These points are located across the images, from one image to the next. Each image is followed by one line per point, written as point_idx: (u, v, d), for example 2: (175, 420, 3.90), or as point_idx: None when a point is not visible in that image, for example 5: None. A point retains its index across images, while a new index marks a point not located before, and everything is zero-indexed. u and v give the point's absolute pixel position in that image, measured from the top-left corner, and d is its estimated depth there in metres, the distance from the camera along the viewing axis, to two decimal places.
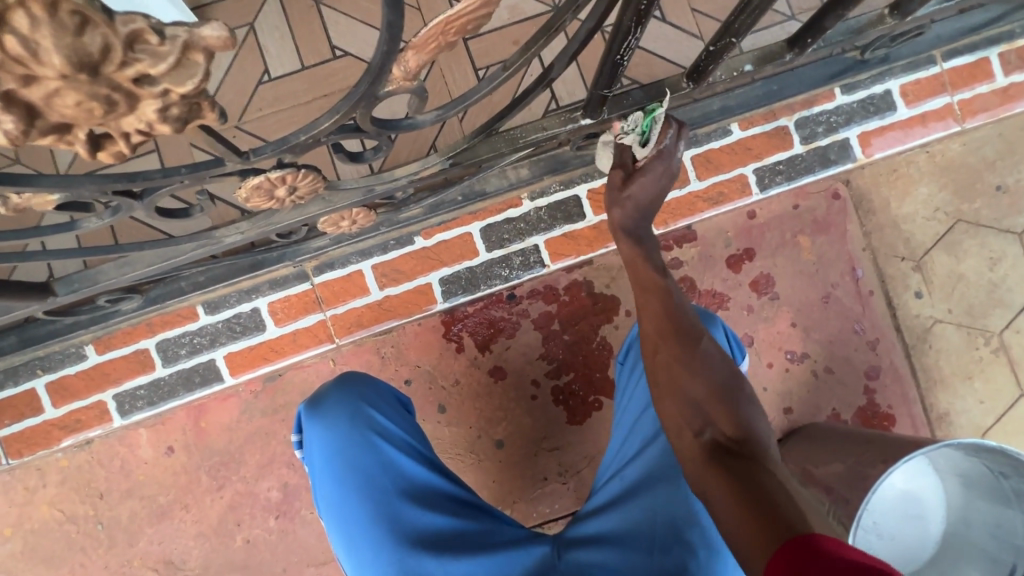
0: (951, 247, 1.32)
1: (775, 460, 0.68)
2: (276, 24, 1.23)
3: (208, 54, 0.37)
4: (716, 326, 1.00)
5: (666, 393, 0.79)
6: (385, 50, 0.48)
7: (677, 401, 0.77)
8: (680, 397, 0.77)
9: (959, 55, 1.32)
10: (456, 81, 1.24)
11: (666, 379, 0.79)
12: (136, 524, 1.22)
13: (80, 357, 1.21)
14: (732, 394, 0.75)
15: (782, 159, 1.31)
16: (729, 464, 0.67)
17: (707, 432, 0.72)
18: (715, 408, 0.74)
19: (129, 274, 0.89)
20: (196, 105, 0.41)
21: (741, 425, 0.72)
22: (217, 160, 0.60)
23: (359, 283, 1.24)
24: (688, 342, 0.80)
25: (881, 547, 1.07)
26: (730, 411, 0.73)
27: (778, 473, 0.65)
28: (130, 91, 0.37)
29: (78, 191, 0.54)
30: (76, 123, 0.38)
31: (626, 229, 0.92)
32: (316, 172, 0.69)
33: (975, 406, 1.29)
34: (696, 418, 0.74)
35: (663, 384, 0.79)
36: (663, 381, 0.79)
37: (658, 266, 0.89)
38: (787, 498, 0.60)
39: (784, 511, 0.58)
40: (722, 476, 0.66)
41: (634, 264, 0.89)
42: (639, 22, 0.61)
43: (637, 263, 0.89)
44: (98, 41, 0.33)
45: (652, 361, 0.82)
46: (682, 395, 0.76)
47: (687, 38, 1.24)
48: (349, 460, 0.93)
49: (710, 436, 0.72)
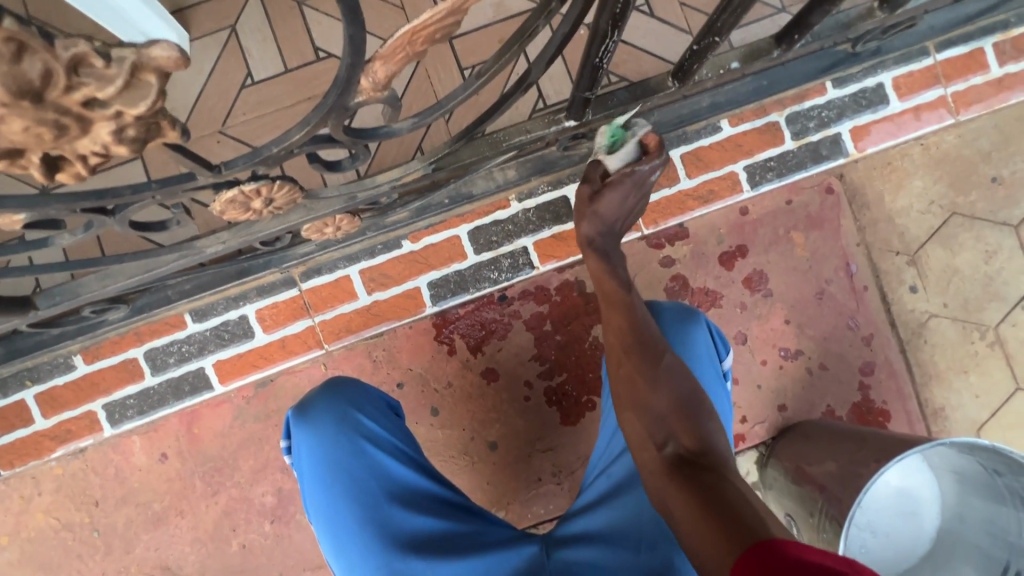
0: (946, 240, 1.30)
1: (733, 470, 0.70)
2: (258, 27, 1.21)
3: (160, 74, 0.36)
4: (699, 322, 0.99)
5: (629, 406, 0.80)
6: (349, 62, 0.47)
7: (640, 415, 0.78)
8: (643, 410, 0.78)
9: (953, 46, 1.30)
10: (441, 81, 1.22)
11: (629, 394, 0.81)
12: (132, 530, 1.22)
13: (69, 367, 1.21)
14: (694, 408, 0.77)
15: (774, 156, 1.29)
16: (692, 474, 0.69)
17: (669, 445, 0.74)
18: (677, 421, 0.76)
19: (111, 286, 0.88)
20: (154, 124, 0.40)
21: (701, 437, 0.74)
22: (189, 174, 0.59)
23: (347, 288, 1.23)
24: (652, 358, 0.82)
25: (874, 544, 1.07)
26: (691, 424, 0.75)
27: (738, 482, 0.67)
28: (80, 115, 0.36)
29: (47, 211, 0.53)
30: (27, 148, 0.37)
31: (593, 242, 0.97)
32: (292, 183, 0.68)
33: (971, 400, 1.28)
34: (658, 432, 0.76)
35: (626, 398, 0.81)
36: (627, 395, 0.81)
37: (625, 287, 0.92)
38: (747, 505, 0.62)
39: (746, 522, 0.58)
40: (683, 486, 0.68)
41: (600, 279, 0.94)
42: (616, 25, 0.60)
43: (607, 283, 0.93)
44: (39, 66, 0.32)
45: (617, 376, 0.84)
46: (645, 409, 0.78)
47: (676, 33, 1.21)
48: (338, 464, 0.93)
49: (672, 449, 0.73)
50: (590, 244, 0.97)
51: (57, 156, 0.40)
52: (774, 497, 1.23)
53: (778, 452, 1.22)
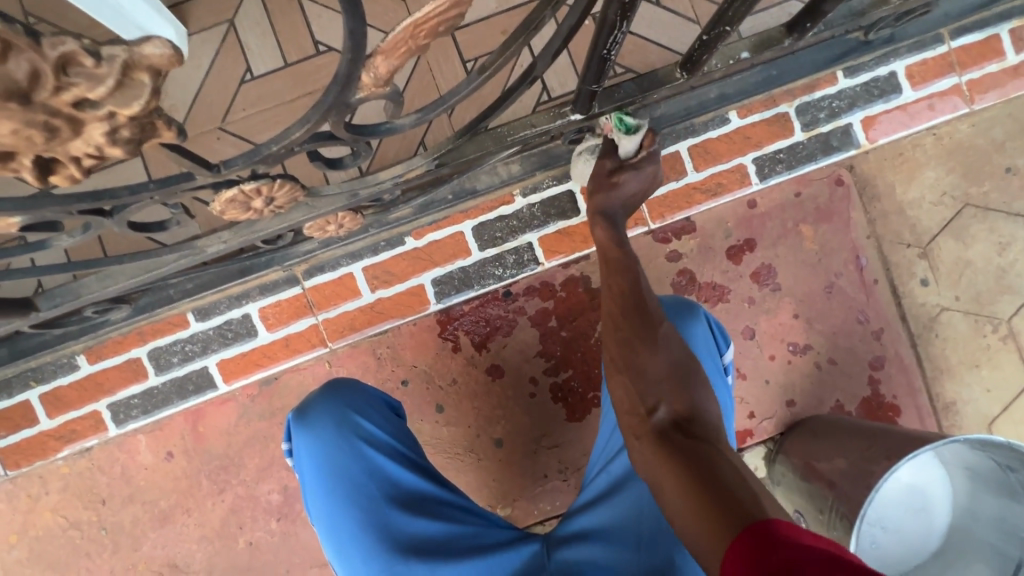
0: (959, 232, 1.28)
1: (725, 442, 0.71)
2: (257, 20, 1.19)
3: (154, 72, 0.35)
4: (699, 316, 0.98)
5: (620, 370, 0.78)
6: (349, 58, 0.45)
7: (632, 380, 0.76)
8: (636, 376, 0.76)
9: (968, 33, 1.27)
10: (443, 74, 1.20)
11: (624, 358, 0.78)
12: (139, 528, 1.22)
13: (73, 367, 1.21)
14: (688, 377, 0.76)
15: (783, 148, 1.26)
16: (683, 444, 0.68)
17: (660, 410, 0.73)
18: (669, 389, 0.75)
19: (111, 287, 0.87)
20: (149, 124, 0.39)
21: (693, 407, 0.73)
22: (187, 173, 0.57)
23: (350, 286, 1.22)
24: (650, 324, 0.80)
25: (885, 541, 1.06)
26: (684, 393, 0.75)
27: (733, 458, 0.67)
28: (71, 116, 0.35)
29: (43, 212, 0.52)
30: (18, 150, 0.36)
31: (603, 212, 0.93)
32: (293, 181, 0.67)
33: (982, 395, 1.26)
34: (650, 399, 0.74)
35: (619, 362, 0.79)
36: (620, 359, 0.79)
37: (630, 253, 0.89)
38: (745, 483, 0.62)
39: (742, 503, 0.58)
40: (675, 455, 0.67)
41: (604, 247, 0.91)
42: (624, 16, 0.58)
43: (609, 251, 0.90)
44: (25, 66, 0.31)
45: (611, 339, 0.81)
46: (639, 374, 0.76)
47: (683, 23, 1.19)
48: (338, 468, 0.92)
49: (663, 415, 0.73)
50: (601, 212, 0.94)
51: (50, 159, 0.39)
52: (782, 494, 1.22)
53: (786, 447, 1.21)
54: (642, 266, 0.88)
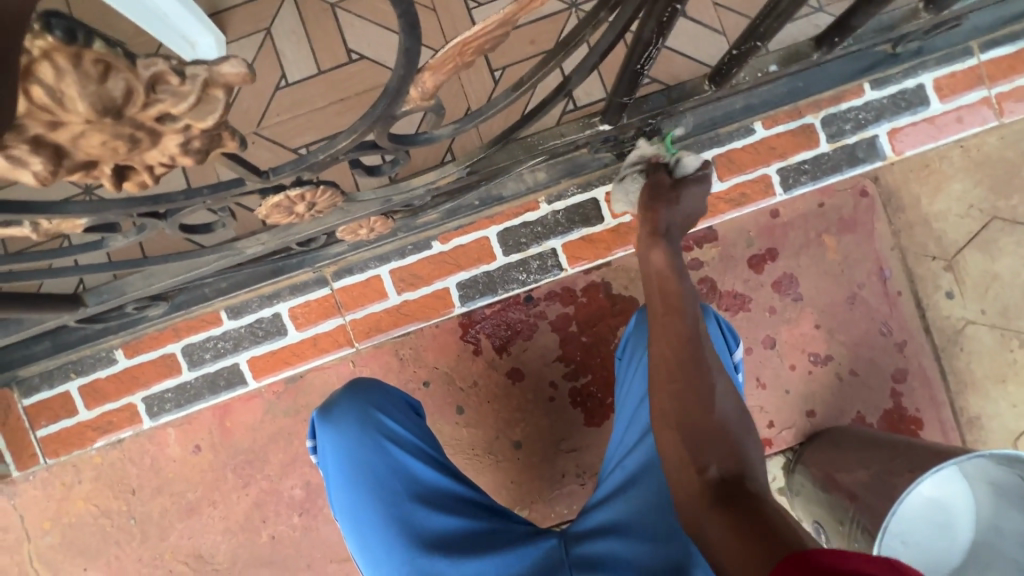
0: (986, 245, 1.27)
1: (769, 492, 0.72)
2: (293, 28, 1.23)
3: (228, 89, 0.37)
4: (710, 316, 0.98)
5: (671, 425, 0.80)
6: (401, 73, 0.48)
7: (683, 435, 0.78)
8: (688, 431, 0.78)
9: (998, 46, 1.27)
10: (472, 83, 1.22)
11: (678, 413, 0.80)
12: (167, 519, 1.26)
13: (110, 361, 1.25)
14: (736, 437, 0.78)
15: (808, 159, 1.27)
16: (732, 497, 0.69)
17: (712, 467, 0.74)
18: (719, 448, 0.76)
19: (154, 285, 0.92)
20: (217, 135, 0.41)
21: (742, 463, 0.75)
22: (238, 180, 0.60)
23: (377, 288, 1.25)
24: (705, 381, 0.82)
25: (904, 554, 1.02)
26: (733, 450, 0.76)
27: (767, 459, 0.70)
28: (152, 129, 0.37)
29: (107, 215, 0.54)
30: (101, 160, 0.39)
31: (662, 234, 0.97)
32: (335, 188, 0.70)
33: (1007, 410, 1.24)
34: (700, 454, 0.76)
35: (671, 415, 0.80)
36: (673, 412, 0.80)
37: (681, 291, 0.92)
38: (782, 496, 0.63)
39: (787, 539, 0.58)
40: (725, 507, 0.67)
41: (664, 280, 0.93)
42: (660, 33, 0.60)
43: (668, 288, 0.92)
44: (121, 85, 0.34)
45: (665, 390, 0.83)
46: (691, 430, 0.78)
47: (710, 34, 1.20)
48: (362, 464, 0.94)
49: (715, 472, 0.74)
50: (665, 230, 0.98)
51: (126, 167, 0.41)
52: (800, 504, 1.21)
53: (805, 458, 1.20)
54: (698, 312, 0.90)
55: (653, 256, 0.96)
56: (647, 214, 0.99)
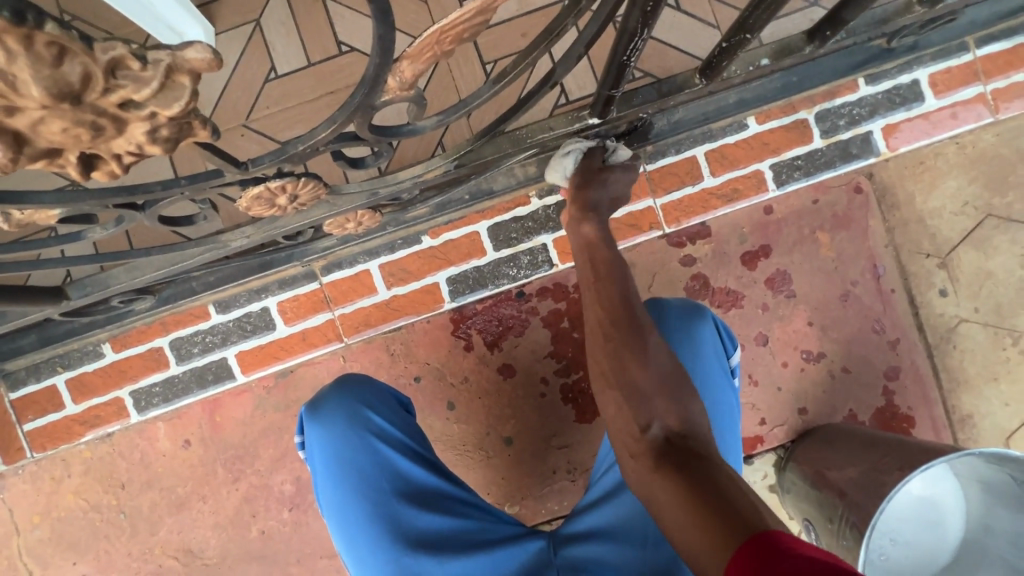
0: (980, 243, 1.26)
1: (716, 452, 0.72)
2: (282, 20, 1.22)
3: (194, 76, 0.36)
4: (706, 319, 0.97)
5: (612, 384, 0.79)
6: (378, 62, 0.46)
7: (625, 395, 0.77)
8: (629, 390, 0.77)
9: (993, 42, 1.26)
10: (464, 76, 1.21)
11: (617, 373, 0.79)
12: (157, 513, 1.26)
13: (98, 355, 1.24)
14: (677, 390, 0.77)
15: (802, 154, 1.26)
16: (677, 463, 0.69)
17: (655, 426, 0.74)
18: (661, 403, 0.76)
19: (138, 278, 0.91)
20: (186, 124, 0.40)
21: (686, 420, 0.75)
22: (216, 170, 0.59)
23: (366, 282, 1.24)
24: (641, 339, 0.81)
25: (894, 553, 1.04)
26: (674, 405, 0.76)
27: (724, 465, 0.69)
28: (116, 115, 0.36)
29: (83, 206, 0.53)
30: (65, 148, 0.38)
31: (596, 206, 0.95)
32: (317, 179, 0.69)
33: (1000, 408, 1.24)
34: (643, 413, 0.75)
35: (611, 375, 0.80)
36: (611, 372, 0.80)
37: (611, 253, 0.91)
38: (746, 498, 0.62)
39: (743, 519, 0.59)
40: (672, 476, 0.68)
41: (593, 247, 0.92)
42: (645, 24, 0.59)
43: (598, 257, 0.91)
44: (78, 69, 0.33)
45: (602, 351, 0.82)
46: (629, 388, 0.78)
47: (703, 28, 1.19)
48: (348, 462, 0.94)
49: (658, 431, 0.74)
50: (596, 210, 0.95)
51: (92, 155, 0.40)
52: (791, 502, 1.21)
53: (796, 456, 1.20)
54: (630, 272, 0.89)
55: (583, 229, 0.94)
56: (576, 194, 0.96)
